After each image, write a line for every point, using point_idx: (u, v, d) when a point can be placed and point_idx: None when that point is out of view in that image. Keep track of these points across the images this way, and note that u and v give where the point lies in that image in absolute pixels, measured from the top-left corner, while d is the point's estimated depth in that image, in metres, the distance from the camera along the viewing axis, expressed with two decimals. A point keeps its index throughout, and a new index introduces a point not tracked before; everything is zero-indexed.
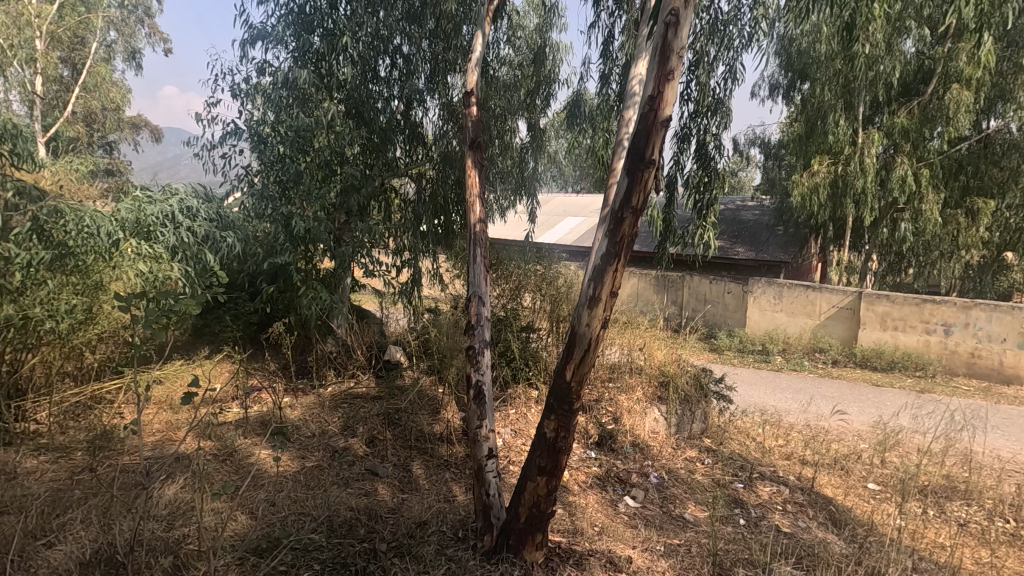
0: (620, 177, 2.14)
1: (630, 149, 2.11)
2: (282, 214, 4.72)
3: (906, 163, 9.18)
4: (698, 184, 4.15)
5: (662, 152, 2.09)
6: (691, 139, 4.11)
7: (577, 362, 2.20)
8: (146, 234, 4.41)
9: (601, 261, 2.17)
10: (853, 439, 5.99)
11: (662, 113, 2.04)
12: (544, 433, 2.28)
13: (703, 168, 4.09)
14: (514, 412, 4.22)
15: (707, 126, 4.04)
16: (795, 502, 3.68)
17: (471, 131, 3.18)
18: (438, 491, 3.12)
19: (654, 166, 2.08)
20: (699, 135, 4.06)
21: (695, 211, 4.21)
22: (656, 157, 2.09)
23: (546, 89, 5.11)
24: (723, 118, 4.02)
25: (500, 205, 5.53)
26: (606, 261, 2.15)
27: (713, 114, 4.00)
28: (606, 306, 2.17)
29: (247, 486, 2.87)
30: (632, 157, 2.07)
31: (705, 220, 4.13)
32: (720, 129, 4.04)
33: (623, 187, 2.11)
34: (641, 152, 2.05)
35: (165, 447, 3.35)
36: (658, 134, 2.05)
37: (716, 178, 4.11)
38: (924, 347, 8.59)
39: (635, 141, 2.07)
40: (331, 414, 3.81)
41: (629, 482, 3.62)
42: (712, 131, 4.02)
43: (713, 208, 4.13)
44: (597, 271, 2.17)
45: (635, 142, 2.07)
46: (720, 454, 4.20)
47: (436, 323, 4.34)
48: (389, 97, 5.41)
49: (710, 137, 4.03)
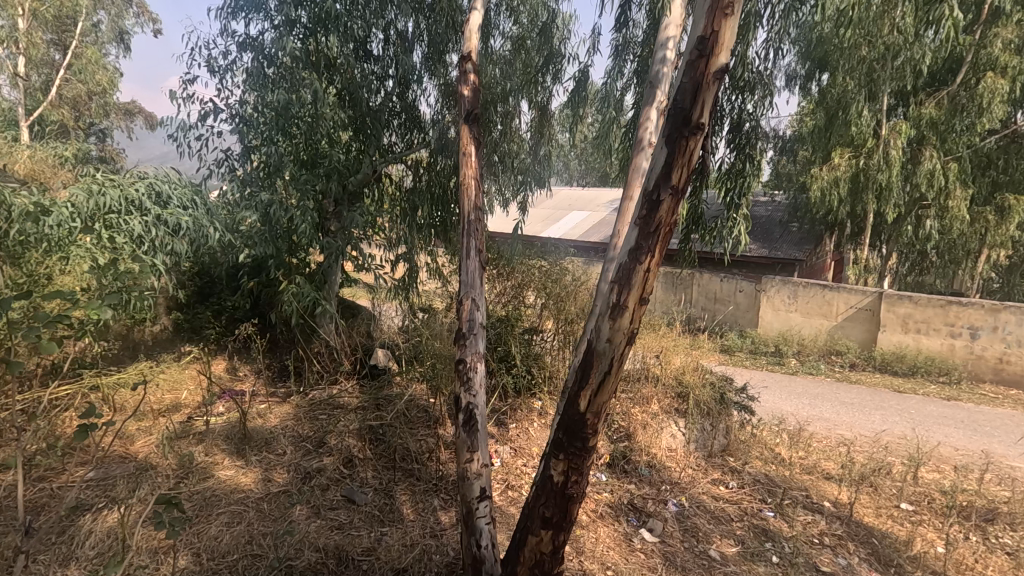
0: (656, 147, 1.67)
1: (670, 111, 1.64)
2: (263, 202, 4.30)
3: (934, 157, 8.68)
4: (734, 173, 3.63)
5: (713, 116, 1.62)
6: (725, 120, 3.60)
7: (595, 388, 1.75)
8: (107, 225, 4.05)
9: (627, 257, 1.71)
10: (880, 452, 5.54)
11: (716, 59, 1.57)
12: (549, 475, 1.84)
13: (738, 152, 3.59)
14: (515, 427, 3.79)
15: (742, 104, 3.54)
16: (833, 535, 3.20)
17: (466, 103, 2.68)
18: (423, 524, 2.70)
19: (701, 133, 1.61)
20: (733, 115, 3.55)
21: (726, 202, 3.70)
22: (704, 122, 1.61)
23: (555, 65, 4.58)
24: (762, 95, 3.51)
25: (503, 194, 5.09)
26: (634, 257, 1.69)
27: (751, 90, 3.48)
28: (634, 315, 1.72)
29: (199, 517, 2.48)
30: (673, 120, 1.60)
31: (737, 213, 3.62)
32: (759, 107, 3.54)
33: (660, 159, 1.64)
34: (685, 113, 1.58)
35: (112, 466, 2.88)
36: (710, 89, 1.58)
37: (754, 165, 3.60)
38: (947, 351, 8.12)
39: (678, 98, 1.61)
40: (307, 427, 3.37)
41: (646, 511, 3.16)
42: (747, 110, 3.51)
43: (746, 199, 3.62)
44: (622, 271, 1.72)
45: (679, 101, 1.60)
46: (747, 475, 3.72)
47: (428, 325, 3.89)
48: (383, 76, 4.92)
49: (747, 116, 3.52)
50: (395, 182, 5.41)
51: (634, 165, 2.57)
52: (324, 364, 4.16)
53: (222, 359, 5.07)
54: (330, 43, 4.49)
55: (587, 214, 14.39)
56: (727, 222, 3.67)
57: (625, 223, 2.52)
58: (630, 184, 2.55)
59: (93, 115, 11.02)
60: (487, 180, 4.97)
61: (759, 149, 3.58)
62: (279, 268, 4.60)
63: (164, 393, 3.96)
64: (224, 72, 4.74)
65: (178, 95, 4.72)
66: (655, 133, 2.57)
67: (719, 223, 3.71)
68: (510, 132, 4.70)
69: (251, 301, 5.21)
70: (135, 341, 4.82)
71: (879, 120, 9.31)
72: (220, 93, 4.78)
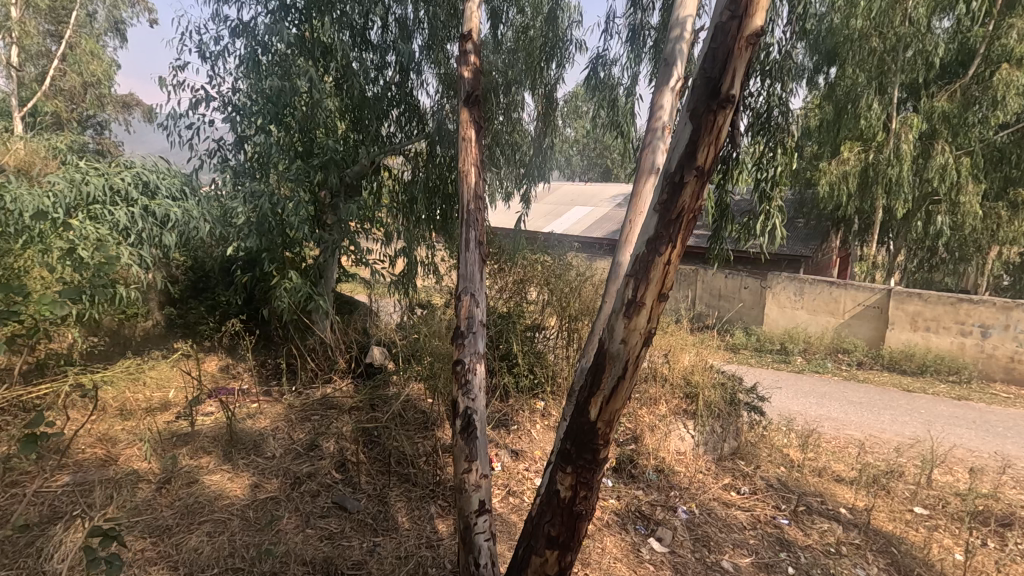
0: (680, 124, 1.51)
1: (696, 83, 1.47)
2: (256, 194, 4.13)
3: (947, 151, 8.48)
4: (761, 162, 3.45)
5: (745, 88, 1.45)
6: (750, 110, 3.43)
7: (607, 395, 1.59)
8: (92, 215, 3.88)
9: (645, 249, 1.55)
10: (891, 453, 5.37)
11: (751, 21, 1.39)
12: (556, 490, 1.69)
13: (765, 141, 3.42)
14: (516, 429, 3.62)
15: (770, 92, 3.37)
16: (851, 544, 3.03)
17: (467, 83, 2.44)
18: (419, 533, 2.55)
19: (731, 107, 1.44)
20: (758, 102, 3.38)
21: (757, 194, 3.49)
22: (736, 94, 1.44)
23: (562, 53, 4.40)
24: (788, 81, 3.34)
25: (506, 187, 4.95)
26: (652, 248, 1.52)
27: (776, 76, 3.32)
28: (651, 313, 1.55)
29: (179, 527, 2.33)
30: (700, 92, 1.44)
31: (770, 205, 3.39)
32: (785, 93, 3.37)
33: (684, 137, 1.47)
34: (715, 86, 1.42)
35: (90, 471, 2.73)
36: (743, 55, 1.41)
37: (783, 154, 3.41)
38: (957, 349, 7.95)
39: (706, 67, 1.44)
40: (299, 428, 3.21)
41: (654, 519, 3.00)
42: (773, 97, 3.35)
43: (779, 189, 3.40)
44: (639, 263, 1.55)
45: (708, 70, 1.43)
46: (759, 480, 3.55)
47: (428, 322, 3.73)
48: (382, 64, 4.73)
49: (775, 103, 3.35)
50: (395, 175, 5.21)
51: (648, 151, 2.38)
52: (318, 361, 4.00)
53: (215, 356, 4.93)
54: (326, 27, 4.31)
55: (590, 209, 14.20)
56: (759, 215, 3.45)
57: (639, 213, 2.34)
58: (644, 171, 2.37)
59: (89, 107, 10.80)
60: (490, 172, 4.80)
61: (787, 137, 3.40)
62: (272, 262, 4.46)
63: (152, 389, 3.81)
64: (216, 58, 4.56)
65: (168, 82, 4.54)
66: (670, 116, 2.38)
67: (753, 217, 3.50)
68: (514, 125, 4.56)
69: (245, 296, 5.06)
70: (125, 337, 4.67)
71: (889, 113, 9.11)
72: (211, 80, 4.60)
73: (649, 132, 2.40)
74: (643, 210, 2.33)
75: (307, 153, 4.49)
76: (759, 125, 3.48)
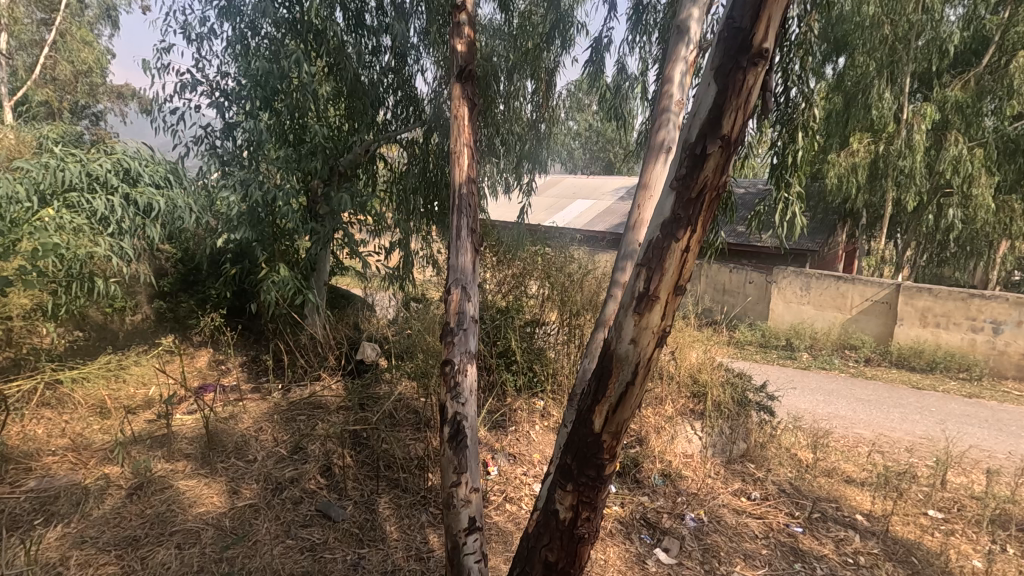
0: (701, 87, 1.31)
1: (722, 37, 1.27)
2: (243, 182, 3.94)
3: (960, 142, 8.24)
4: (781, 146, 3.20)
5: (779, 41, 1.26)
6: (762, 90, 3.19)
7: (614, 403, 1.41)
8: (68, 205, 3.68)
9: (660, 234, 1.36)
10: (903, 454, 5.17)
11: None
12: (554, 510, 1.53)
13: (782, 125, 3.18)
14: (514, 431, 3.44)
15: (789, 72, 3.12)
16: (869, 554, 2.85)
17: (459, 56, 2.18)
18: (408, 544, 2.37)
19: (764, 65, 1.24)
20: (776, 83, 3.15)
21: (774, 180, 3.26)
22: (768, 50, 1.24)
23: (567, 31, 4.09)
24: (810, 58, 3.07)
25: (506, 178, 4.76)
26: (667, 232, 1.33)
27: (797, 53, 3.05)
28: (666, 309, 1.37)
29: (147, 538, 2.17)
30: (728, 46, 1.24)
31: (788, 193, 3.21)
32: (806, 72, 3.12)
33: (708, 101, 1.28)
34: (745, 41, 1.22)
35: (57, 476, 2.57)
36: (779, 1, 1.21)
37: (805, 138, 3.14)
38: (968, 346, 7.72)
39: (734, 17, 1.25)
40: (283, 429, 3.02)
41: (660, 527, 2.82)
42: (793, 76, 3.09)
43: (798, 175, 3.17)
44: (652, 249, 1.36)
45: (738, 20, 1.24)
46: (771, 484, 3.36)
47: (421, 318, 3.53)
48: (377, 49, 4.49)
49: (794, 82, 3.10)
50: (391, 166, 5.00)
51: (658, 130, 2.18)
52: (309, 357, 3.82)
53: (204, 351, 4.76)
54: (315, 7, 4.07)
55: (593, 202, 13.96)
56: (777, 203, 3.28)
57: (649, 197, 2.14)
58: (655, 153, 2.17)
59: (80, 96, 10.50)
60: (489, 162, 4.60)
61: (812, 118, 3.12)
62: (262, 254, 4.29)
63: (132, 386, 3.63)
64: (202, 41, 4.35)
65: (153, 65, 4.35)
66: (682, 92, 2.17)
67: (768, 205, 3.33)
68: (514, 114, 4.39)
69: (235, 289, 4.88)
70: (110, 331, 4.51)
71: (901, 103, 8.86)
72: (197, 64, 4.39)
73: (659, 110, 2.19)
74: (654, 195, 2.13)
75: (298, 141, 4.28)
76: (779, 106, 3.23)
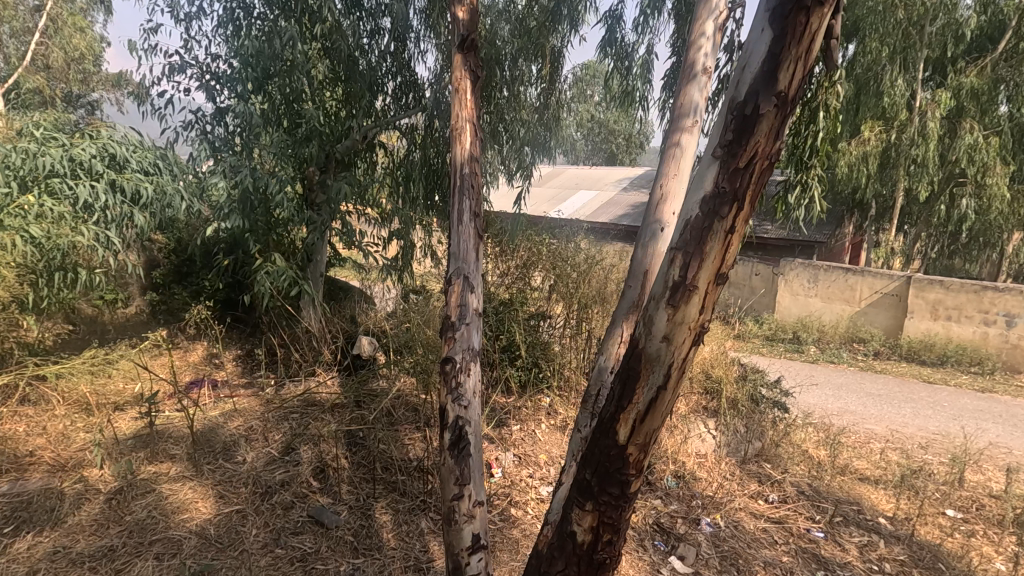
0: (752, 38, 1.19)
1: None
2: (234, 169, 3.76)
3: (975, 129, 8.02)
4: (798, 124, 2.72)
5: None
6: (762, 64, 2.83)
7: (645, 408, 1.34)
8: (49, 193, 3.50)
9: (699, 215, 1.25)
10: (918, 451, 5.00)
11: None
12: (572, 532, 1.49)
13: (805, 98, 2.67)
14: (518, 429, 3.27)
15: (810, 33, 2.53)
16: (895, 561, 2.68)
17: (461, 22, 1.97)
18: (406, 553, 2.21)
19: (824, 15, 1.12)
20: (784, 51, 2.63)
21: (792, 161, 2.80)
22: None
23: (572, 9, 3.77)
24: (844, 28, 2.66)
25: (508, 165, 4.56)
26: (708, 212, 1.24)
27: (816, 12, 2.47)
28: (705, 298, 1.28)
29: (124, 549, 2.02)
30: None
31: (805, 177, 2.74)
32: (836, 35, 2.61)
33: (760, 58, 1.17)
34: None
35: (31, 480, 2.40)
36: None
37: (828, 115, 2.62)
38: (980, 340, 7.53)
39: None
40: (275, 428, 2.87)
41: (674, 533, 2.67)
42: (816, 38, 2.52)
43: (819, 158, 2.67)
44: (691, 232, 1.26)
45: None
46: (790, 486, 3.19)
47: (421, 312, 3.35)
48: (375, 32, 4.27)
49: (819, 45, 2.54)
50: (390, 153, 4.77)
51: (685, 98, 2.04)
52: (304, 351, 3.64)
53: (197, 344, 4.60)
54: None
55: (596, 193, 13.73)
56: (794, 185, 2.84)
57: (672, 174, 2.04)
58: (680, 123, 2.05)
59: (73, 84, 10.23)
60: (490, 150, 4.41)
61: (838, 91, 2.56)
62: (254, 244, 4.13)
63: (117, 383, 3.45)
64: (191, 20, 4.14)
65: (142, 47, 4.15)
66: (711, 56, 2.03)
67: (787, 188, 2.91)
68: (518, 100, 4.20)
69: (229, 279, 4.71)
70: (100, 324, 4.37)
71: (913, 90, 8.60)
72: (186, 45, 4.20)
73: (686, 74, 2.04)
74: (679, 173, 2.03)
75: (293, 127, 4.09)
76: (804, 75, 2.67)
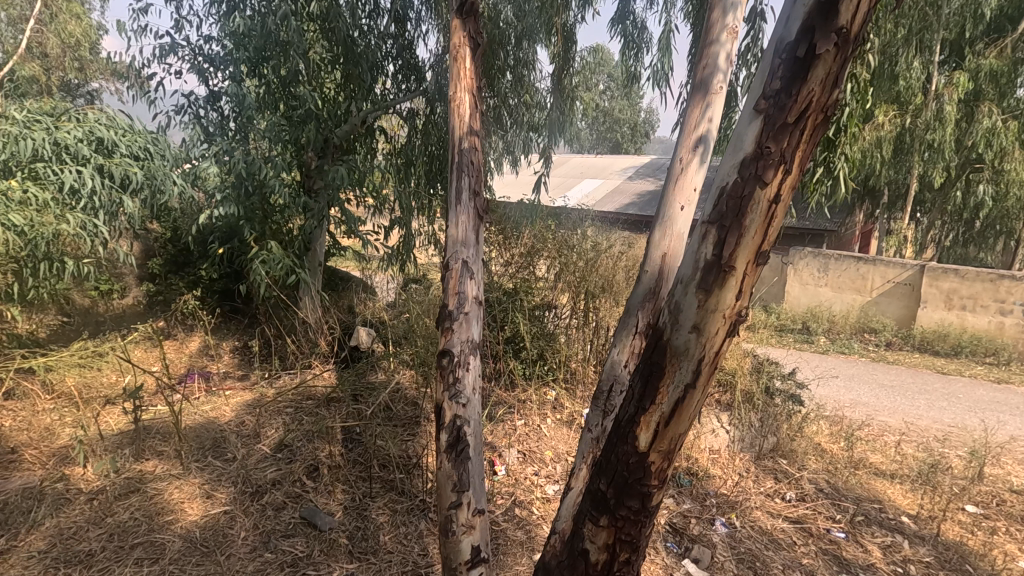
0: None
1: None
2: (226, 153, 3.60)
3: (993, 113, 7.77)
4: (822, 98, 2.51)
5: None
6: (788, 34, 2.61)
7: (671, 407, 1.21)
8: (33, 178, 3.36)
9: (740, 182, 1.11)
10: (934, 444, 4.83)
11: None
12: (585, 550, 1.37)
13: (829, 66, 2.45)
14: (523, 424, 3.14)
15: None
16: (921, 563, 2.53)
17: None
18: (403, 557, 2.08)
19: None
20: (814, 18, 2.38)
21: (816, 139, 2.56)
22: None
23: None
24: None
25: (509, 149, 4.39)
26: (748, 179, 1.10)
27: None
28: (742, 280, 1.14)
29: (103, 553, 1.90)
30: None
31: (829, 155, 2.50)
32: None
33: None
34: None
35: (10, 478, 2.29)
36: None
37: (856, 89, 2.41)
38: (996, 330, 7.34)
39: None
40: (269, 423, 2.74)
41: (687, 534, 2.54)
42: None
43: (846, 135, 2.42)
44: (727, 203, 1.13)
45: None
46: (807, 483, 3.05)
47: (420, 302, 3.20)
48: (374, 12, 4.09)
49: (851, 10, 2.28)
50: (390, 139, 4.60)
51: (706, 63, 1.87)
52: (300, 344, 3.51)
53: (191, 335, 4.48)
54: None
55: (601, 182, 13.50)
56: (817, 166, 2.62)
57: (692, 148, 1.88)
58: (702, 92, 1.88)
59: (69, 71, 10.01)
60: (494, 135, 4.24)
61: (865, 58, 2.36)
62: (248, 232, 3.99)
63: (107, 376, 3.33)
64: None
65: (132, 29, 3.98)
66: (735, 16, 1.85)
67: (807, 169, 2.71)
68: (523, 83, 4.06)
69: (224, 269, 4.57)
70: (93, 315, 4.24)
71: (929, 73, 8.32)
72: (178, 26, 4.03)
73: (708, 37, 1.87)
74: (699, 146, 1.87)
75: (290, 111, 3.93)
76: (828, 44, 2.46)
